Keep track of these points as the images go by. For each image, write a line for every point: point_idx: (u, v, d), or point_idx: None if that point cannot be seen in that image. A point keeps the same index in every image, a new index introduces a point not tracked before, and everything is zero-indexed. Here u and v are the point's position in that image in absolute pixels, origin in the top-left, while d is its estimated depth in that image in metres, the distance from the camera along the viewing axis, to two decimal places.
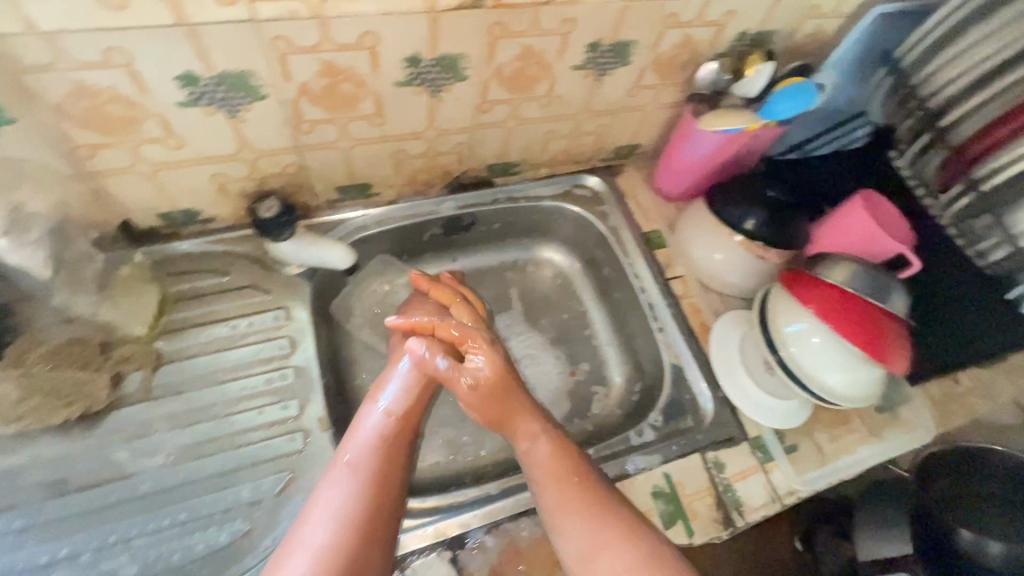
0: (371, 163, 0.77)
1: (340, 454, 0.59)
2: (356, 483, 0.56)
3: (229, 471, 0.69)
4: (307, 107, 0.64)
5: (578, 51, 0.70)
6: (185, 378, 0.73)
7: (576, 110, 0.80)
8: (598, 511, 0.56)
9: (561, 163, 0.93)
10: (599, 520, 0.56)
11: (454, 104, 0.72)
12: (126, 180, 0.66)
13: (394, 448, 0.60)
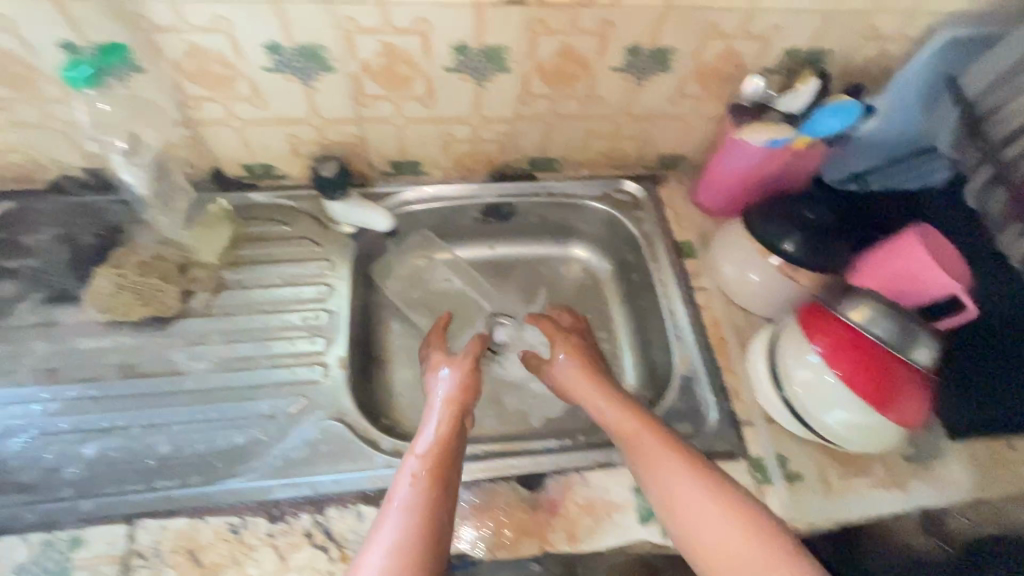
0: (262, 147, 0.77)
1: (395, 494, 0.55)
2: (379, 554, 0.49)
3: (69, 409, 0.68)
4: (184, 84, 0.67)
5: (446, 51, 0.66)
6: (50, 318, 0.73)
7: (470, 117, 0.76)
8: (665, 482, 0.57)
9: (477, 171, 0.88)
10: (643, 439, 0.61)
11: (330, 95, 0.70)
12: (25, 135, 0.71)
13: (430, 488, 0.55)
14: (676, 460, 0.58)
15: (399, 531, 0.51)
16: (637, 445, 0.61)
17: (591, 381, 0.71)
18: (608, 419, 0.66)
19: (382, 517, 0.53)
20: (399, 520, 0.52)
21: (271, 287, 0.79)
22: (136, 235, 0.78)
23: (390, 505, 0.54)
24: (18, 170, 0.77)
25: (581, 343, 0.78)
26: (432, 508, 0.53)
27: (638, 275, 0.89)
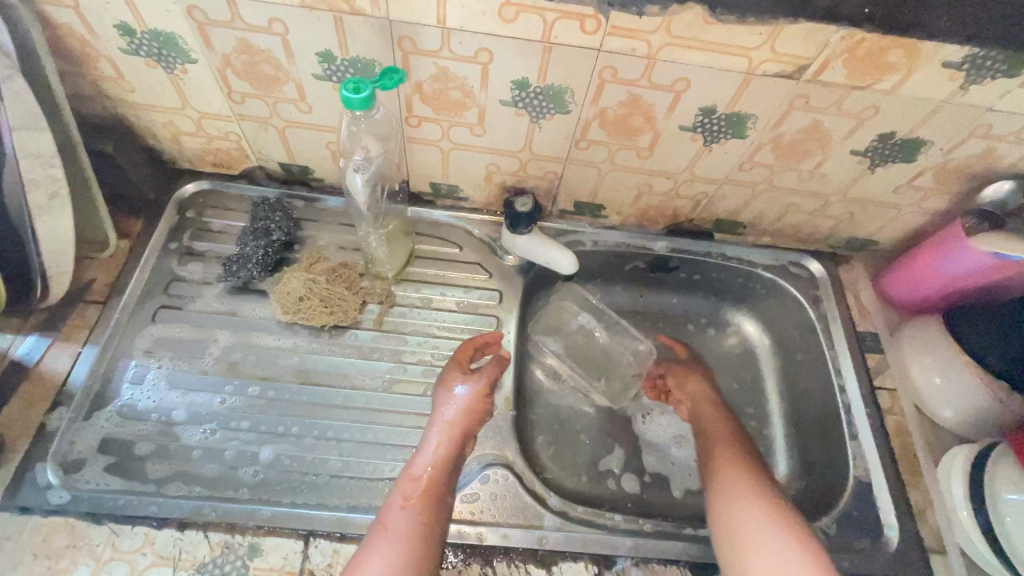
0: (460, 170, 0.76)
1: (384, 521, 0.56)
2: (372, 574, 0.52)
3: (249, 406, 0.68)
4: (417, 105, 0.66)
5: (689, 112, 0.64)
6: (235, 308, 0.73)
7: (679, 173, 0.73)
8: (735, 514, 0.62)
9: (656, 222, 0.85)
10: (737, 496, 0.63)
11: (552, 134, 0.68)
12: (245, 127, 0.72)
13: (422, 520, 0.56)
14: (756, 494, 0.63)
15: (389, 550, 0.54)
16: (724, 484, 0.65)
17: (727, 433, 0.72)
18: (726, 478, 0.66)
19: (371, 539, 0.55)
20: (389, 551, 0.54)
21: (441, 310, 0.79)
22: (319, 237, 0.80)
23: (380, 531, 0.56)
24: (223, 155, 0.78)
25: (719, 404, 0.77)
26: (427, 532, 0.56)
27: (804, 357, 0.85)
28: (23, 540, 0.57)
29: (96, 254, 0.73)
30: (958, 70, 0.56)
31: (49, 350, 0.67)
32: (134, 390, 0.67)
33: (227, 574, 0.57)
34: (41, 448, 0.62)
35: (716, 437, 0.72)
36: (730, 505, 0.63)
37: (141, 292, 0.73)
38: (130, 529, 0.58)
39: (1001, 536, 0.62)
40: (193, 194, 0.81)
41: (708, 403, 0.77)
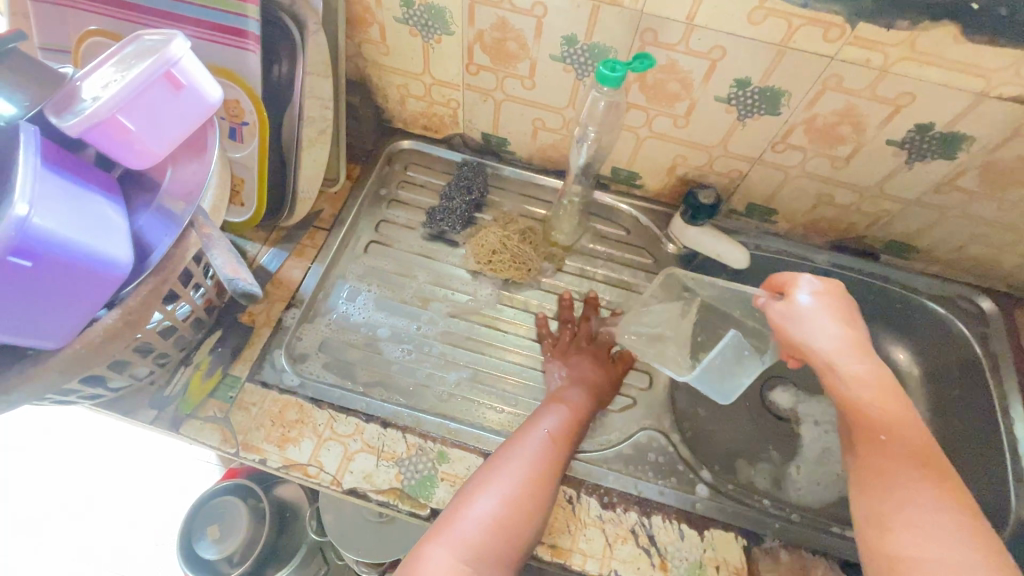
0: (647, 159, 0.82)
1: (537, 427, 0.64)
2: (520, 465, 0.60)
3: (440, 335, 0.78)
4: (633, 92, 0.72)
5: (903, 127, 0.66)
6: (431, 252, 0.84)
7: (868, 187, 0.75)
8: (889, 497, 0.50)
9: (824, 235, 0.86)
10: (899, 480, 0.50)
11: (752, 133, 0.73)
12: (466, 96, 0.82)
13: (565, 442, 0.64)
14: (917, 483, 0.50)
15: (520, 466, 0.60)
16: (873, 468, 0.52)
17: (899, 404, 0.54)
18: (895, 474, 0.51)
19: (520, 435, 0.63)
20: (539, 452, 0.61)
21: (605, 285, 0.84)
22: (503, 203, 0.89)
23: (531, 433, 0.63)
24: (435, 119, 0.88)
25: (858, 334, 0.56)
26: (549, 468, 0.61)
27: (963, 393, 0.83)
28: (264, 408, 0.68)
29: (327, 189, 0.86)
30: None
31: (286, 262, 0.79)
32: (346, 306, 0.78)
33: (420, 472, 0.66)
34: (278, 339, 0.73)
35: (878, 413, 0.53)
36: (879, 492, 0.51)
37: (353, 226, 0.84)
38: (345, 417, 0.69)
39: None
40: (401, 150, 0.92)
41: (857, 338, 0.56)
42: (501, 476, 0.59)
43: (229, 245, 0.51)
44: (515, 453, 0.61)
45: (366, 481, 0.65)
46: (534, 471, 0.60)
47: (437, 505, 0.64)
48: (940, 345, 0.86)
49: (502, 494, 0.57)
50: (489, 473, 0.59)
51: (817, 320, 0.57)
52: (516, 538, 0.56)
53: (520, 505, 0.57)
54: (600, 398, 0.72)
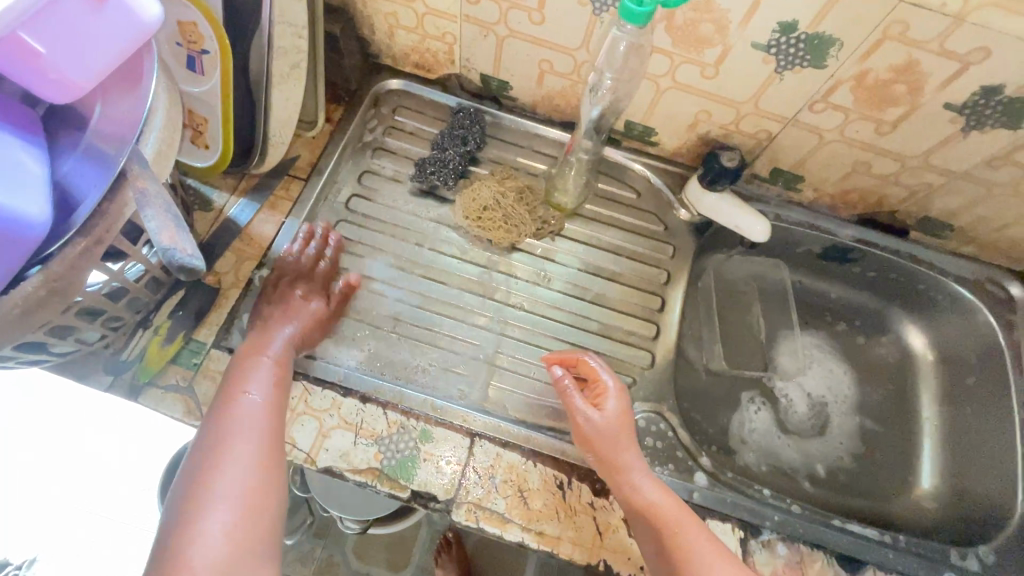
0: (665, 113, 0.73)
1: (243, 397, 0.54)
2: (242, 447, 0.51)
3: (426, 304, 0.72)
4: (658, 34, 0.62)
5: (966, 90, 0.57)
6: (419, 210, 0.76)
7: (912, 157, 0.67)
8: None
9: (852, 208, 0.79)
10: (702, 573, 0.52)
11: (790, 89, 0.64)
12: (464, 30, 0.71)
13: (278, 404, 0.56)
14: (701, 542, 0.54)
15: (243, 458, 0.51)
16: (666, 530, 0.55)
17: (640, 467, 0.58)
18: (660, 531, 0.55)
19: (218, 415, 0.53)
20: (255, 426, 0.53)
21: (611, 253, 0.78)
22: (500, 157, 0.80)
23: (237, 409, 0.53)
24: (429, 56, 0.78)
25: (625, 425, 0.61)
26: (273, 446, 0.53)
27: (979, 382, 0.79)
28: None
29: (303, 132, 0.76)
30: None
31: (257, 215, 0.71)
32: None
33: (400, 452, 0.61)
34: (248, 302, 0.66)
35: (612, 438, 0.60)
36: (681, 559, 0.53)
37: (335, 176, 0.76)
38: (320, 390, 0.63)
39: None
40: (389, 91, 0.82)
41: (626, 434, 0.60)
42: (217, 474, 0.49)
43: (167, 204, 0.43)
44: (230, 439, 0.51)
45: (343, 460, 0.60)
46: (252, 457, 0.51)
47: (419, 487, 0.60)
48: (960, 331, 0.81)
49: (234, 491, 0.49)
50: (203, 469, 0.50)
51: (636, 482, 0.57)
52: (259, 546, 0.48)
53: (253, 502, 0.49)
54: (311, 342, 0.64)
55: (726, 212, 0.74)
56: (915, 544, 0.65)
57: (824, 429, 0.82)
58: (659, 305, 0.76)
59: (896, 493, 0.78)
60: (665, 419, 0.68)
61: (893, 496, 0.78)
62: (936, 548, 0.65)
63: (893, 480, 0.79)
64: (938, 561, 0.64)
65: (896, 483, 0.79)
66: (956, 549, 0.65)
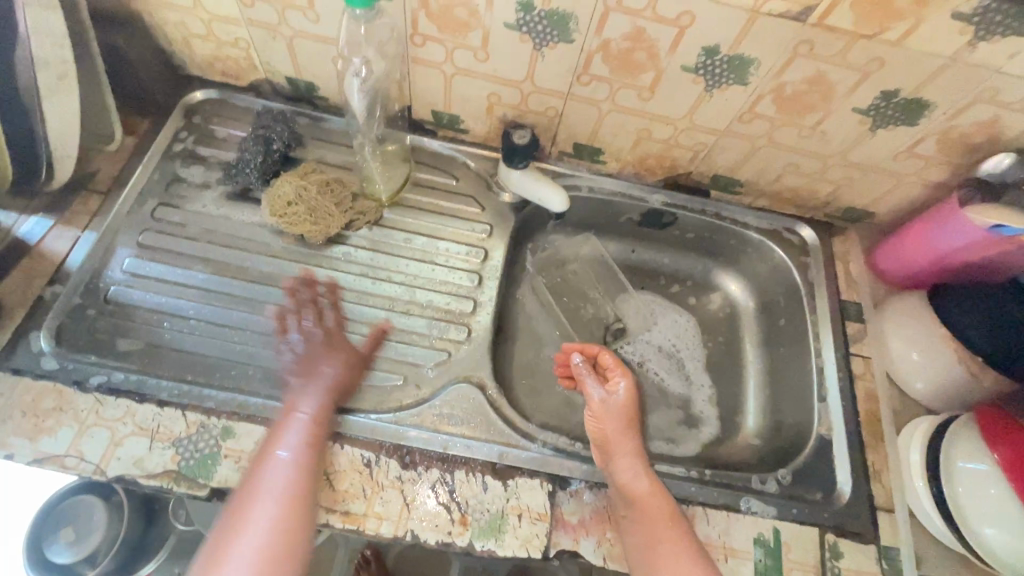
0: (462, 99, 0.77)
1: (272, 455, 0.57)
2: (267, 507, 0.54)
3: (237, 303, 0.71)
4: (422, 22, 0.66)
5: (693, 52, 0.63)
6: (232, 213, 0.76)
7: (679, 119, 0.73)
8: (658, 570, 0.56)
9: (654, 174, 0.85)
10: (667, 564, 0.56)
11: (554, 66, 0.69)
12: (253, 33, 0.73)
13: (308, 461, 0.58)
14: (674, 535, 0.59)
15: (266, 511, 0.54)
16: (647, 516, 0.60)
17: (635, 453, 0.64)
18: (640, 515, 0.60)
19: (258, 470, 0.57)
20: (282, 486, 0.55)
21: (431, 237, 0.80)
22: (315, 155, 0.81)
23: (269, 464, 0.57)
24: (232, 63, 0.79)
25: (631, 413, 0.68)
26: (297, 497, 0.56)
27: (787, 323, 0.85)
28: (14, 397, 0.60)
29: (103, 147, 0.75)
30: (968, 24, 0.55)
31: (51, 231, 0.70)
32: (127, 279, 0.70)
33: (200, 451, 0.60)
34: (36, 318, 0.64)
35: (620, 423, 0.67)
36: (653, 544, 0.58)
37: (140, 188, 0.75)
38: (114, 400, 0.62)
39: (952, 505, 0.63)
40: (198, 102, 0.82)
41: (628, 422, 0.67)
42: (244, 524, 0.53)
43: None
44: (258, 495, 0.55)
45: (136, 466, 0.59)
46: (282, 511, 0.54)
47: (218, 484, 0.59)
48: (769, 278, 0.88)
49: (261, 541, 0.52)
50: (235, 522, 0.54)
51: (628, 466, 0.63)
52: None
53: (281, 542, 0.53)
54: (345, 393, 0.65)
55: (531, 186, 0.78)
56: (720, 475, 0.70)
57: (658, 382, 0.85)
58: (479, 282, 0.78)
59: (726, 434, 0.83)
60: (483, 389, 0.71)
61: (722, 439, 0.83)
62: (740, 477, 0.70)
63: (723, 425, 0.84)
64: (741, 489, 0.68)
65: (728, 426, 0.84)
66: (757, 475, 0.70)
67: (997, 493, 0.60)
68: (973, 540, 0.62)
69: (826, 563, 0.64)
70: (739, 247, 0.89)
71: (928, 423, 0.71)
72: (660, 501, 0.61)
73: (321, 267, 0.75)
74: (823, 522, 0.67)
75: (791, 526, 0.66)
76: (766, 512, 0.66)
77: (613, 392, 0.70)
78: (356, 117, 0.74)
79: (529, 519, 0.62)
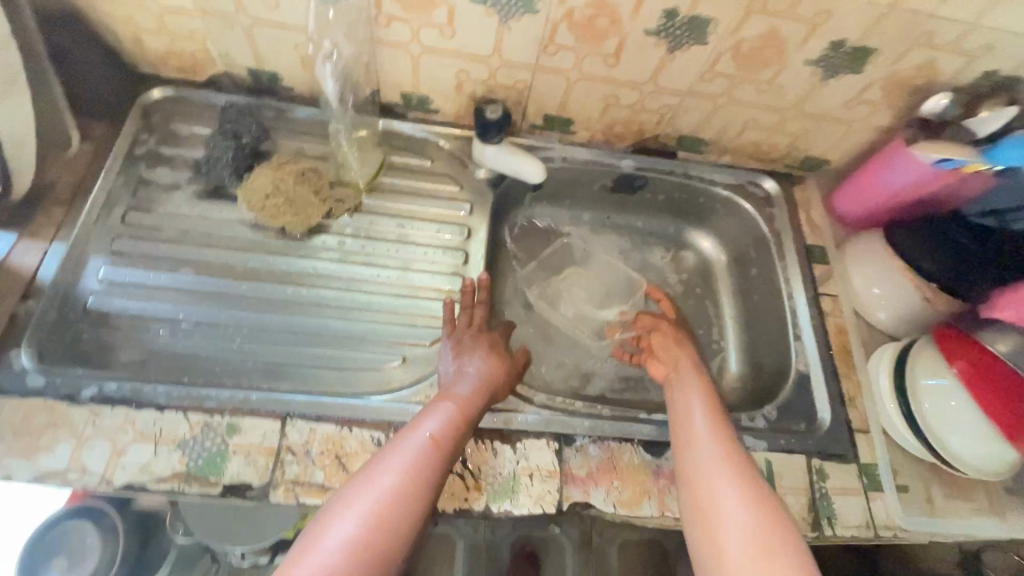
0: (430, 79, 0.77)
1: (415, 433, 0.57)
2: (391, 477, 0.53)
3: (224, 301, 0.71)
4: (386, 1, 0.66)
5: (653, 15, 0.66)
6: (207, 211, 0.75)
7: (644, 83, 0.75)
8: (706, 485, 0.55)
9: (624, 140, 0.87)
10: (714, 483, 0.55)
11: (520, 38, 0.70)
12: (209, 24, 0.71)
13: (449, 444, 0.58)
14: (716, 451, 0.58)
15: (388, 480, 0.52)
16: (695, 437, 0.60)
17: (702, 400, 0.65)
18: (697, 446, 0.59)
19: (396, 442, 0.57)
20: (413, 459, 0.55)
21: (412, 219, 0.80)
22: (284, 146, 0.80)
23: (410, 439, 0.57)
24: (188, 57, 0.76)
25: (701, 374, 0.70)
26: (432, 474, 0.55)
27: (758, 271, 0.90)
28: (3, 418, 0.58)
29: (59, 155, 0.72)
30: None
31: (15, 245, 0.66)
32: (106, 287, 0.68)
33: (207, 450, 0.60)
34: (14, 336, 0.62)
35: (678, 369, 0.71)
36: (696, 458, 0.58)
37: (106, 194, 0.72)
38: (110, 410, 0.60)
39: (920, 418, 0.70)
40: (154, 100, 0.79)
41: (692, 377, 0.69)
42: (362, 496, 0.51)
43: None
44: (379, 465, 0.54)
45: (144, 472, 0.58)
46: (403, 483, 0.53)
47: (231, 480, 0.59)
48: (739, 231, 0.93)
49: (366, 513, 0.50)
50: (350, 496, 0.52)
51: (690, 404, 0.65)
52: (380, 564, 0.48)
53: (390, 513, 0.50)
54: (494, 392, 0.67)
55: (506, 161, 0.79)
56: None
57: None
58: (466, 259, 0.80)
59: (713, 381, 0.88)
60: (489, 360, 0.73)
61: None
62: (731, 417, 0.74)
63: (709, 373, 0.89)
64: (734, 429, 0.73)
65: (713, 374, 0.89)
66: (745, 414, 0.75)
67: (959, 404, 0.66)
68: (939, 447, 0.69)
69: (814, 485, 0.70)
70: (706, 205, 0.93)
71: (894, 347, 0.77)
72: (722, 430, 0.61)
73: (305, 258, 0.75)
74: (809, 449, 0.72)
75: (780, 456, 0.71)
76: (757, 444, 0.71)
77: (664, 348, 0.76)
78: (331, 102, 0.75)
79: (540, 477, 0.65)
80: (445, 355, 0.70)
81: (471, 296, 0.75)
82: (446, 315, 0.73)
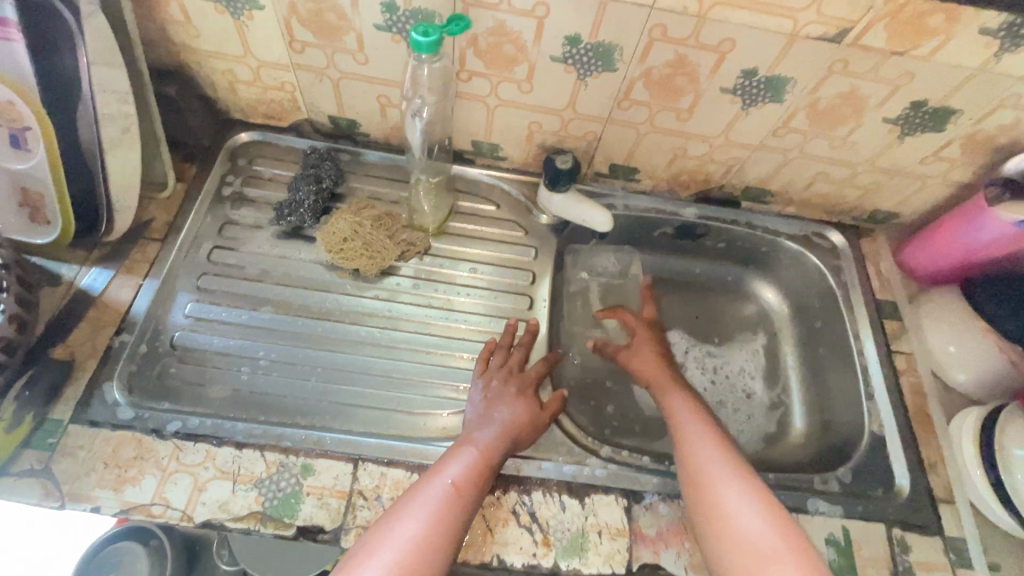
0: (502, 128, 0.79)
1: (439, 478, 0.58)
2: (418, 520, 0.54)
3: (300, 339, 0.73)
4: (470, 59, 0.69)
5: (731, 74, 0.67)
6: (286, 251, 0.78)
7: (715, 136, 0.76)
8: (708, 484, 0.59)
9: (688, 189, 0.87)
10: (720, 485, 0.59)
11: (596, 93, 0.72)
12: (300, 77, 0.75)
13: (472, 491, 0.58)
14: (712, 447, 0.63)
15: (414, 524, 0.54)
16: (688, 434, 0.65)
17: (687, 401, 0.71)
18: (694, 444, 0.64)
19: (421, 487, 0.57)
20: (437, 504, 0.55)
21: (479, 263, 0.82)
22: (359, 190, 0.83)
23: (434, 484, 0.57)
24: (275, 105, 0.81)
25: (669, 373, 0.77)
26: (458, 523, 0.55)
27: (824, 324, 0.88)
28: (94, 450, 0.60)
29: (155, 195, 0.77)
30: (994, 38, 0.59)
31: (111, 281, 0.70)
32: (191, 323, 0.71)
33: (282, 490, 0.61)
34: (107, 369, 0.65)
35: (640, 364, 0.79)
36: (693, 453, 0.63)
37: (194, 232, 0.76)
38: (193, 445, 0.62)
39: (1013, 493, 0.66)
40: (240, 144, 0.84)
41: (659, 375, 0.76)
42: (394, 534, 0.53)
43: None
44: (408, 507, 0.55)
45: (222, 510, 0.59)
46: (431, 526, 0.54)
47: (304, 522, 0.60)
48: (803, 281, 0.91)
49: (402, 546, 0.52)
50: (382, 531, 0.54)
51: (680, 408, 0.70)
52: None
53: (421, 553, 0.52)
54: (523, 439, 0.66)
55: (573, 208, 0.81)
56: (783, 478, 0.71)
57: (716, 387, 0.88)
58: (530, 304, 0.80)
59: (777, 437, 0.85)
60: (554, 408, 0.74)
61: (774, 442, 0.84)
62: (803, 479, 0.72)
63: (772, 428, 0.86)
64: (806, 492, 0.70)
65: (777, 428, 0.86)
66: (818, 475, 0.72)
67: None
68: None
69: (895, 557, 0.66)
70: (772, 254, 0.92)
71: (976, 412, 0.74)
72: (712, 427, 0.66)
73: (376, 299, 0.77)
74: (888, 517, 0.68)
75: (858, 523, 0.68)
76: (834, 510, 0.68)
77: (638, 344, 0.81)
78: (413, 151, 0.76)
79: (609, 535, 0.63)
80: (476, 397, 0.69)
81: (510, 336, 0.75)
82: (480, 358, 0.73)
